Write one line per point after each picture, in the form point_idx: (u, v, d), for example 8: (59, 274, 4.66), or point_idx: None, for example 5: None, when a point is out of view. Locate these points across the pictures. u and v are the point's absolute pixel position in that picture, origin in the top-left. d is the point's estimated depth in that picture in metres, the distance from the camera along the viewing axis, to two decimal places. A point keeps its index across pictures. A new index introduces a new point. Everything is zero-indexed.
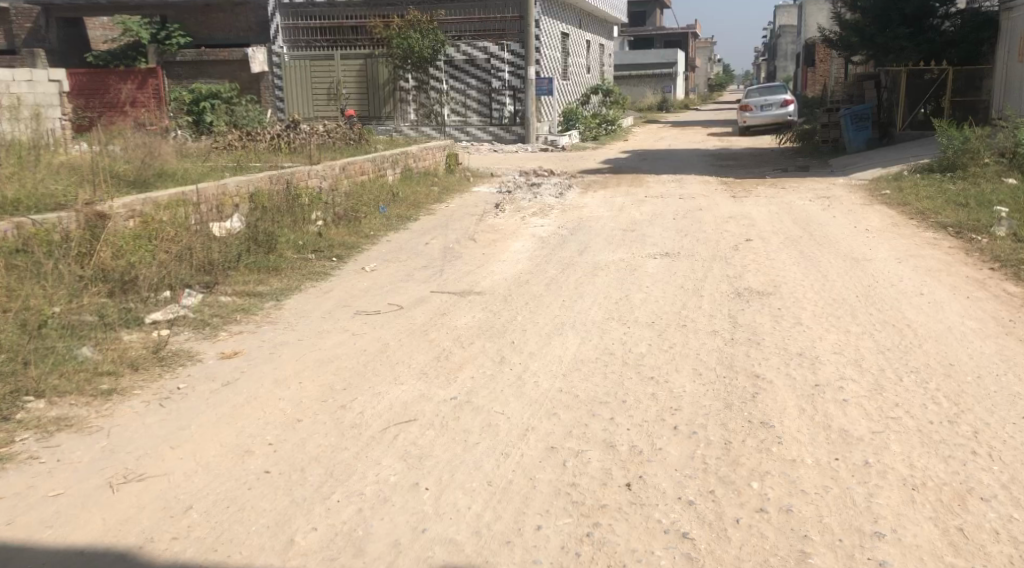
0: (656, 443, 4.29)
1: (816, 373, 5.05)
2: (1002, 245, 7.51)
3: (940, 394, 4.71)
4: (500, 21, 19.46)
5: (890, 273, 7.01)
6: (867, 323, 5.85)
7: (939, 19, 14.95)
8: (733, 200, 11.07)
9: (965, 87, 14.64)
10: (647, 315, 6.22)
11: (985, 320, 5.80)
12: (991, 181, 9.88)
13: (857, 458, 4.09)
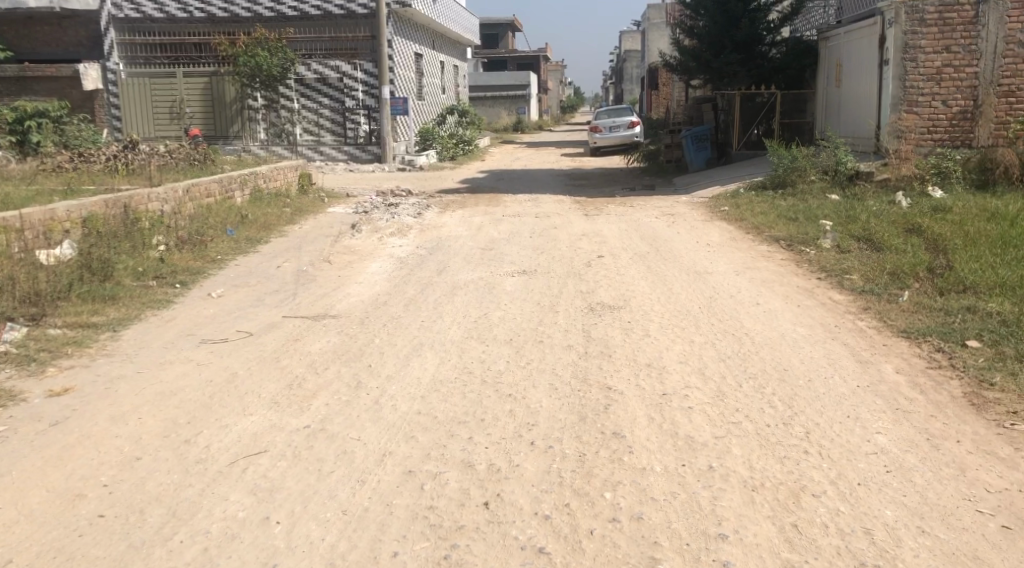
0: (514, 459, 4.36)
1: (664, 382, 5.27)
2: (827, 255, 8.09)
3: (776, 397, 5.02)
4: (352, 40, 19.39)
5: (730, 284, 7.41)
6: (709, 333, 6.16)
7: (767, 47, 16.08)
8: (586, 217, 11.42)
9: (791, 110, 15.89)
10: (505, 332, 6.32)
11: (814, 326, 6.23)
12: (817, 197, 10.62)
13: (701, 463, 4.30)
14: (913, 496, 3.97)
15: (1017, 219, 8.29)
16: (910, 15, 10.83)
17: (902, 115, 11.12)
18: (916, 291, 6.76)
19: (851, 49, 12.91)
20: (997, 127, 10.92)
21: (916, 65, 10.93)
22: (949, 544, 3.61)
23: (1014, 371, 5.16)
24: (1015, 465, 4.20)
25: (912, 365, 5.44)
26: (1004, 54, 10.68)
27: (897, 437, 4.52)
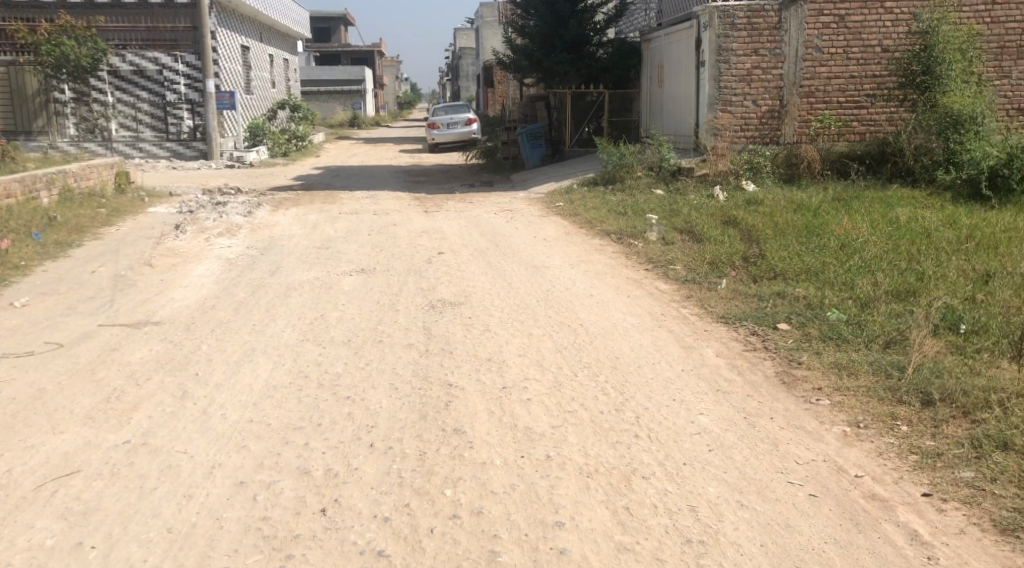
0: (352, 463, 4.30)
1: (503, 376, 5.34)
2: (654, 248, 8.45)
3: (609, 385, 5.20)
4: (171, 31, 18.32)
5: (565, 277, 7.61)
6: (546, 325, 6.29)
7: (593, 47, 16.58)
8: (424, 214, 11.39)
9: (619, 108, 16.47)
10: (342, 333, 6.20)
11: (644, 315, 6.50)
12: (644, 192, 11.08)
13: (539, 454, 4.39)
14: (733, 472, 4.22)
15: (819, 210, 8.98)
16: (723, 19, 11.49)
17: (717, 113, 11.74)
18: (733, 279, 7.19)
19: (671, 51, 13.51)
20: (801, 125, 11.77)
21: (729, 66, 11.58)
22: (765, 515, 3.87)
23: (818, 349, 5.59)
24: (820, 436, 4.55)
25: (731, 348, 5.78)
26: (803, 58, 11.55)
27: (719, 417, 4.79)
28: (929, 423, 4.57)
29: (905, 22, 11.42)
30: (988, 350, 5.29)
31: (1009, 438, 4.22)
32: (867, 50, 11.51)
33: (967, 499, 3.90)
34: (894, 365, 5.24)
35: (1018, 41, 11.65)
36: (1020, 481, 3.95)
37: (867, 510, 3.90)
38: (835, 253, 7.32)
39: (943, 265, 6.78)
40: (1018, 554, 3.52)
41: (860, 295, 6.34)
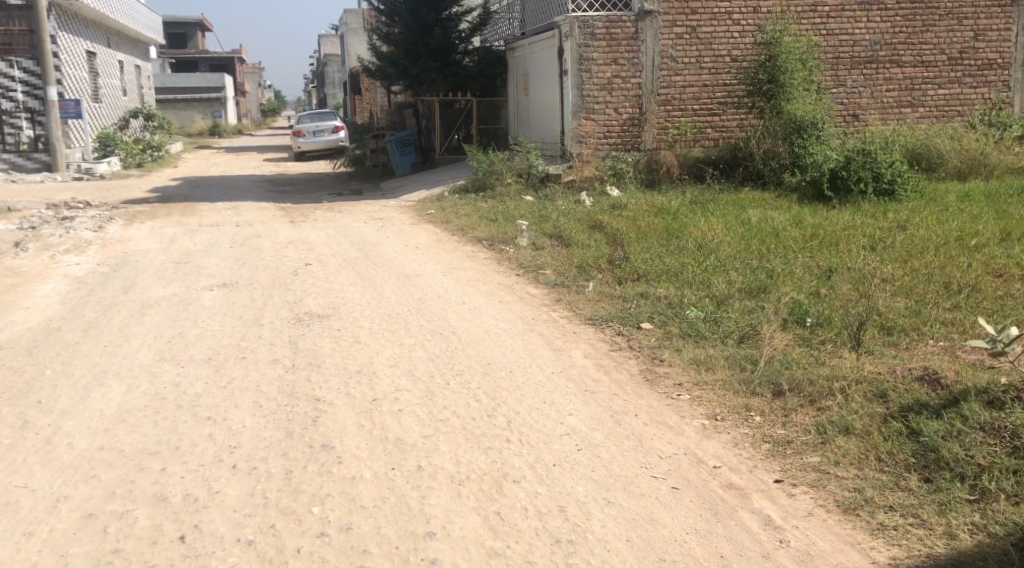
0: (213, 486, 4.15)
1: (373, 388, 5.27)
2: (524, 253, 8.54)
3: (481, 391, 5.22)
4: (4, 34, 17.27)
5: (437, 285, 7.60)
6: (418, 334, 6.26)
7: (460, 55, 16.68)
8: (291, 225, 11.13)
9: (486, 116, 16.49)
10: (203, 351, 5.97)
11: (515, 320, 6.57)
12: (514, 199, 11.20)
13: (410, 464, 4.36)
14: (599, 471, 4.32)
15: (678, 213, 9.32)
16: (583, 28, 11.71)
17: (581, 121, 12.00)
18: (600, 282, 7.36)
19: (535, 59, 13.73)
20: (660, 131, 12.18)
21: (591, 75, 11.85)
22: (630, 510, 3.98)
23: (679, 346, 5.80)
24: (681, 430, 4.72)
25: (598, 349, 5.91)
26: (660, 67, 11.97)
27: (587, 417, 4.89)
28: (780, 413, 4.81)
29: (751, 33, 12.07)
30: (832, 341, 5.62)
31: (850, 422, 4.49)
32: (717, 59, 12.07)
33: (813, 483, 4.13)
34: (748, 359, 5.49)
35: (851, 52, 12.50)
36: (859, 462, 4.22)
37: (724, 499, 4.07)
38: (693, 254, 7.61)
39: (791, 263, 7.16)
40: (858, 531, 3.76)
41: (716, 293, 6.62)
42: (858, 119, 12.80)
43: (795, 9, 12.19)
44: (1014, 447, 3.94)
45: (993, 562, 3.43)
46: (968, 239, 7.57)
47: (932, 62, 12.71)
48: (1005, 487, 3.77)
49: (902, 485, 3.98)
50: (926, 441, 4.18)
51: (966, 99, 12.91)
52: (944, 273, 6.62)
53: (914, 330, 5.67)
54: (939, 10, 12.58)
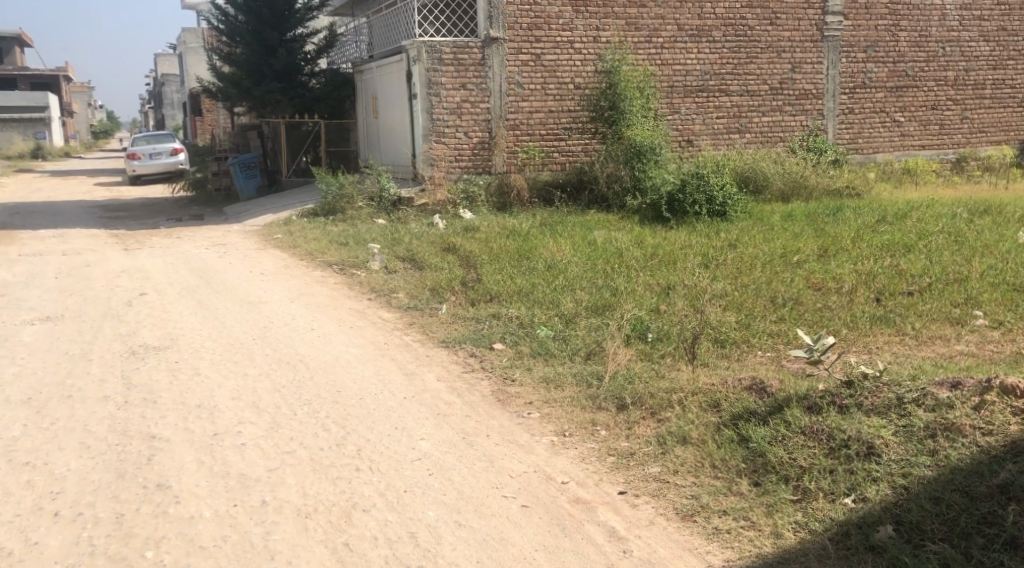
0: (33, 537, 3.88)
1: (214, 422, 5.08)
2: (376, 277, 8.47)
3: (330, 420, 5.12)
4: None
5: (283, 312, 7.41)
6: (263, 363, 6.08)
7: (306, 77, 16.47)
8: (125, 253, 10.58)
9: (337, 139, 16.05)
10: (22, 392, 5.57)
11: (365, 346, 6.49)
12: (365, 222, 11.07)
13: (254, 500, 4.23)
14: (450, 493, 4.32)
15: (528, 235, 9.51)
16: (430, 53, 11.81)
17: (432, 144, 12.03)
18: (452, 304, 7.39)
19: (383, 83, 13.68)
20: (509, 156, 12.40)
21: (439, 100, 11.93)
22: (480, 531, 4.01)
23: (529, 365, 5.91)
24: (531, 448, 4.80)
25: (451, 371, 5.93)
26: (507, 93, 12.18)
27: (438, 440, 4.89)
28: (624, 425, 4.98)
29: (592, 62, 12.52)
30: (671, 355, 5.87)
31: (687, 432, 4.71)
32: (561, 86, 12.45)
33: (654, 493, 4.30)
34: (594, 375, 5.66)
35: (684, 82, 13.17)
36: (696, 469, 4.43)
37: (571, 513, 4.17)
38: (543, 275, 7.78)
39: (633, 281, 7.44)
40: (695, 536, 3.94)
41: (565, 312, 6.78)
42: (691, 144, 13.48)
43: (632, 39, 12.73)
44: (830, 447, 4.22)
45: (814, 557, 3.68)
46: (791, 255, 8.13)
47: (756, 91, 13.61)
48: (824, 486, 4.04)
49: (734, 490, 4.22)
50: (754, 447, 4.42)
51: (786, 126, 13.94)
52: (770, 288, 7.07)
53: (743, 342, 6.03)
54: (762, 44, 13.49)
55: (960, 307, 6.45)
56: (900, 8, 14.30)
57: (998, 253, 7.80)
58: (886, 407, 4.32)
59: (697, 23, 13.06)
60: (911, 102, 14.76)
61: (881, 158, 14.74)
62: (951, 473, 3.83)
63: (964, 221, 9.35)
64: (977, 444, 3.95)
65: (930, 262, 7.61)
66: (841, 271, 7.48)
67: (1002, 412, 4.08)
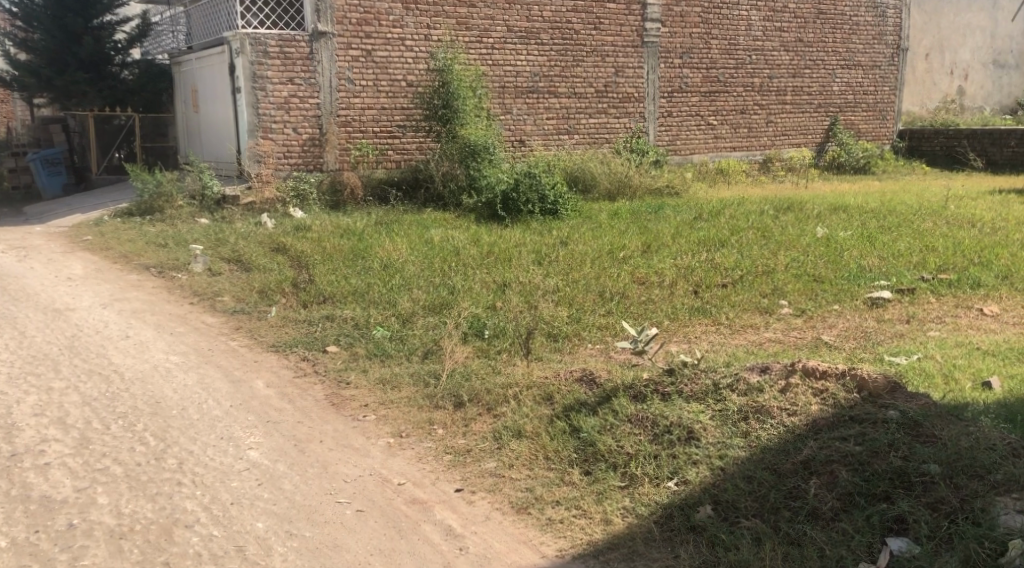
0: None
1: (14, 442, 4.70)
2: (199, 280, 8.10)
3: (148, 433, 4.85)
4: None
5: (94, 320, 6.95)
6: (70, 375, 5.68)
7: (117, 68, 15.56)
8: None
9: (152, 134, 15.09)
10: None
11: (187, 353, 6.19)
12: (186, 222, 10.52)
13: (60, 524, 3.96)
14: (281, 503, 4.21)
15: (363, 234, 9.37)
16: (255, 46, 11.35)
17: (258, 140, 11.59)
18: (282, 306, 7.19)
19: (203, 76, 13.08)
20: (341, 153, 12.17)
21: (266, 94, 11.50)
22: (312, 540, 3.92)
23: (365, 367, 5.83)
24: (366, 451, 4.75)
25: (281, 377, 5.76)
26: (337, 89, 11.96)
27: (268, 449, 4.74)
28: (461, 423, 5.02)
29: (424, 60, 12.53)
30: (507, 351, 5.96)
31: (522, 426, 4.80)
32: (393, 84, 12.38)
33: (490, 488, 4.36)
34: (431, 374, 5.65)
35: (514, 82, 13.37)
36: (530, 462, 4.53)
37: (407, 514, 4.15)
38: (378, 274, 7.70)
39: (470, 279, 7.48)
40: (529, 528, 4.03)
41: (401, 311, 6.73)
42: (523, 144, 13.69)
43: (463, 39, 12.80)
44: (654, 434, 4.42)
45: (641, 541, 3.85)
46: (617, 252, 8.44)
47: (582, 94, 14.04)
48: (649, 471, 4.22)
49: (567, 480, 4.34)
50: (585, 437, 4.56)
51: (612, 128, 14.49)
52: (599, 283, 7.33)
53: (575, 336, 6.21)
54: (587, 47, 13.93)
55: (768, 297, 6.92)
56: (711, 18, 15.17)
57: (801, 247, 8.42)
58: (704, 393, 4.57)
59: (525, 25, 13.29)
60: (723, 107, 15.70)
61: (697, 159, 15.59)
62: (762, 453, 4.10)
63: (771, 217, 10.04)
64: (783, 424, 4.24)
65: (742, 256, 8.12)
66: (663, 266, 7.84)
67: (804, 393, 4.39)
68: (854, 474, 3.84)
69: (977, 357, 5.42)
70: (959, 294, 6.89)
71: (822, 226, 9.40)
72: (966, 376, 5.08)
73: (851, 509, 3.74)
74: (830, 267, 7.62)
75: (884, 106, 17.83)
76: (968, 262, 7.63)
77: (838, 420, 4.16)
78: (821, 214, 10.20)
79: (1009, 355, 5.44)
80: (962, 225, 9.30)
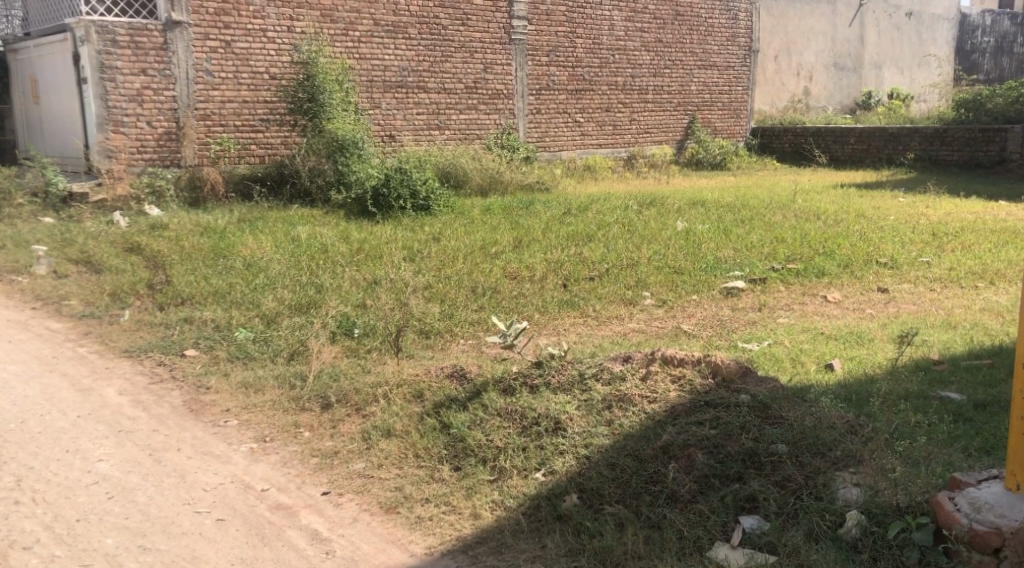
0: None
1: None
2: (43, 283, 7.62)
3: None
4: None
5: None
6: None
7: None
8: None
9: None
10: None
11: (29, 361, 5.82)
12: (27, 220, 9.84)
13: None
14: (134, 516, 4.02)
15: (225, 232, 9.05)
16: (102, 34, 10.73)
17: (109, 134, 10.96)
18: (136, 310, 6.86)
19: (44, 66, 12.25)
20: (200, 147, 11.70)
21: (116, 85, 10.93)
22: (167, 553, 3.77)
23: (226, 371, 5.64)
24: (227, 458, 4.59)
25: (135, 384, 5.49)
26: (194, 81, 11.49)
27: (119, 460, 4.51)
28: (328, 425, 4.93)
29: (287, 53, 12.21)
30: (376, 349, 5.89)
31: (391, 425, 4.75)
32: (255, 76, 12.01)
33: (358, 489, 4.31)
34: (297, 376, 5.52)
35: (382, 77, 13.20)
36: (400, 461, 4.50)
37: (271, 521, 4.04)
38: (240, 273, 7.45)
39: (338, 277, 7.32)
40: (398, 527, 4.01)
41: (265, 312, 6.53)
42: (393, 139, 13.56)
43: (327, 32, 12.53)
44: (522, 426, 4.46)
45: (509, 533, 3.89)
46: (489, 247, 8.49)
47: (451, 90, 14.03)
48: (517, 464, 4.27)
49: (436, 477, 4.34)
50: (455, 433, 4.55)
51: (482, 124, 14.55)
52: (470, 278, 7.35)
53: (446, 332, 6.21)
54: (455, 43, 13.93)
55: (632, 289, 7.12)
56: (576, 17, 15.44)
57: (664, 240, 8.71)
58: (570, 384, 4.66)
59: (392, 19, 13.15)
60: (589, 104, 16.05)
61: (566, 155, 15.89)
62: (624, 440, 4.21)
63: (634, 212, 10.34)
64: (645, 411, 4.37)
65: (608, 250, 8.33)
66: (533, 260, 7.93)
67: (664, 381, 4.54)
68: (709, 457, 4.00)
69: (821, 341, 5.76)
70: (806, 282, 7.29)
71: (682, 221, 9.74)
72: (811, 359, 5.39)
73: (707, 490, 3.89)
74: (689, 259, 7.92)
75: (738, 106, 18.70)
76: (814, 252, 8.08)
77: (695, 405, 4.33)
78: (681, 209, 10.56)
79: (850, 339, 5.79)
80: (808, 217, 9.85)
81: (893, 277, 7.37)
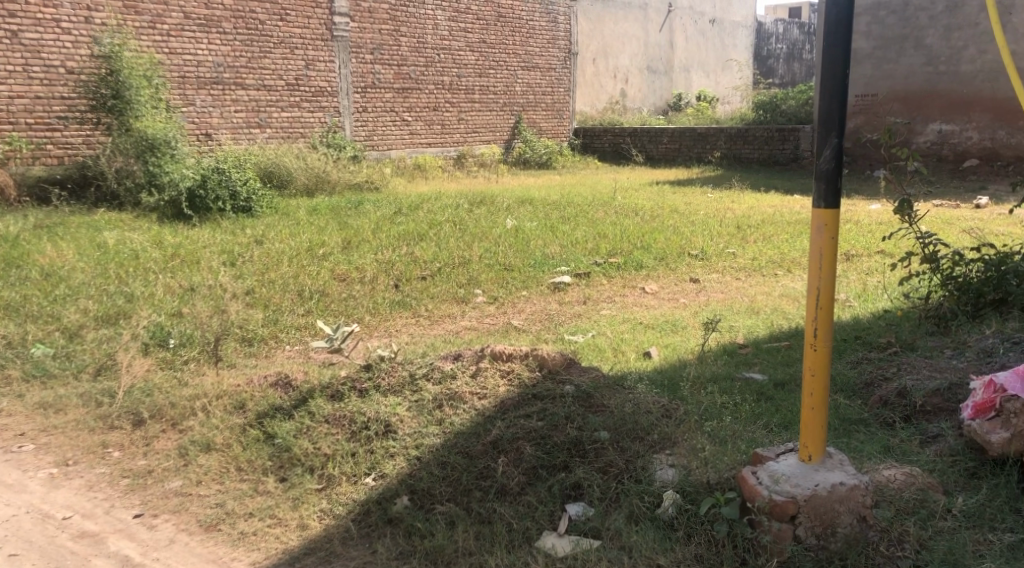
0: None
1: None
2: None
3: None
4: None
5: None
6: None
7: None
8: None
9: None
10: None
11: None
12: None
13: None
14: None
15: (19, 240, 8.35)
16: None
17: None
18: None
19: None
20: None
21: None
22: None
23: (21, 393, 5.23)
24: (23, 487, 4.28)
25: None
26: None
27: None
28: (140, 443, 4.65)
29: (85, 45, 11.44)
30: (194, 360, 5.61)
31: (211, 438, 4.55)
32: (49, 70, 11.18)
33: (174, 509, 4.09)
34: (104, 392, 5.16)
35: (196, 73, 12.61)
36: (220, 476, 4.31)
37: (74, 551, 3.79)
38: (37, 284, 6.92)
39: (150, 285, 6.93)
40: (219, 546, 3.84)
41: (66, 325, 6.08)
42: (210, 138, 12.99)
43: (132, 24, 11.86)
44: (352, 431, 4.36)
45: (338, 541, 3.82)
46: (316, 249, 8.29)
47: (271, 86, 13.61)
48: (346, 470, 4.18)
49: (261, 489, 4.18)
50: (280, 442, 4.40)
51: (305, 123, 14.20)
52: (297, 282, 7.14)
53: (271, 339, 6.02)
54: (273, 39, 13.52)
55: (463, 287, 7.15)
56: (399, 15, 15.34)
57: (491, 238, 8.80)
58: (400, 385, 4.61)
59: (203, 12, 12.58)
60: (415, 103, 16.01)
61: (395, 154, 15.77)
62: (454, 438, 4.20)
63: (464, 211, 10.37)
64: (474, 408, 4.39)
65: (438, 249, 8.32)
66: (362, 261, 7.82)
67: (493, 376, 4.59)
68: (537, 448, 4.07)
69: (640, 331, 5.99)
70: (625, 275, 7.58)
71: (510, 219, 9.86)
72: (630, 348, 5.60)
73: (535, 481, 3.97)
74: (517, 256, 8.05)
75: (561, 106, 19.21)
76: (632, 246, 8.41)
77: (523, 399, 4.39)
78: (509, 208, 10.69)
79: (666, 327, 6.06)
80: (626, 213, 10.24)
81: (703, 268, 7.79)
